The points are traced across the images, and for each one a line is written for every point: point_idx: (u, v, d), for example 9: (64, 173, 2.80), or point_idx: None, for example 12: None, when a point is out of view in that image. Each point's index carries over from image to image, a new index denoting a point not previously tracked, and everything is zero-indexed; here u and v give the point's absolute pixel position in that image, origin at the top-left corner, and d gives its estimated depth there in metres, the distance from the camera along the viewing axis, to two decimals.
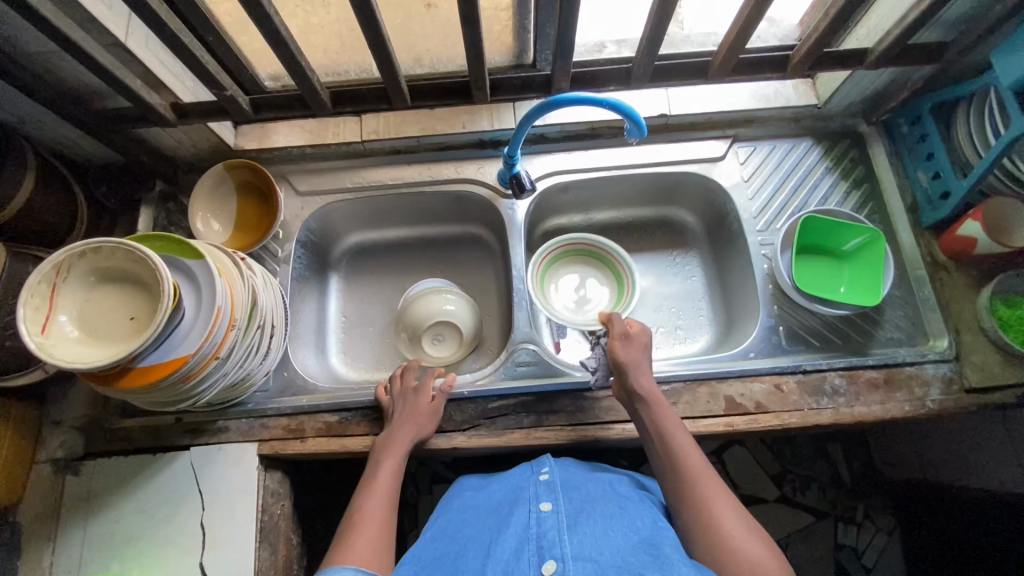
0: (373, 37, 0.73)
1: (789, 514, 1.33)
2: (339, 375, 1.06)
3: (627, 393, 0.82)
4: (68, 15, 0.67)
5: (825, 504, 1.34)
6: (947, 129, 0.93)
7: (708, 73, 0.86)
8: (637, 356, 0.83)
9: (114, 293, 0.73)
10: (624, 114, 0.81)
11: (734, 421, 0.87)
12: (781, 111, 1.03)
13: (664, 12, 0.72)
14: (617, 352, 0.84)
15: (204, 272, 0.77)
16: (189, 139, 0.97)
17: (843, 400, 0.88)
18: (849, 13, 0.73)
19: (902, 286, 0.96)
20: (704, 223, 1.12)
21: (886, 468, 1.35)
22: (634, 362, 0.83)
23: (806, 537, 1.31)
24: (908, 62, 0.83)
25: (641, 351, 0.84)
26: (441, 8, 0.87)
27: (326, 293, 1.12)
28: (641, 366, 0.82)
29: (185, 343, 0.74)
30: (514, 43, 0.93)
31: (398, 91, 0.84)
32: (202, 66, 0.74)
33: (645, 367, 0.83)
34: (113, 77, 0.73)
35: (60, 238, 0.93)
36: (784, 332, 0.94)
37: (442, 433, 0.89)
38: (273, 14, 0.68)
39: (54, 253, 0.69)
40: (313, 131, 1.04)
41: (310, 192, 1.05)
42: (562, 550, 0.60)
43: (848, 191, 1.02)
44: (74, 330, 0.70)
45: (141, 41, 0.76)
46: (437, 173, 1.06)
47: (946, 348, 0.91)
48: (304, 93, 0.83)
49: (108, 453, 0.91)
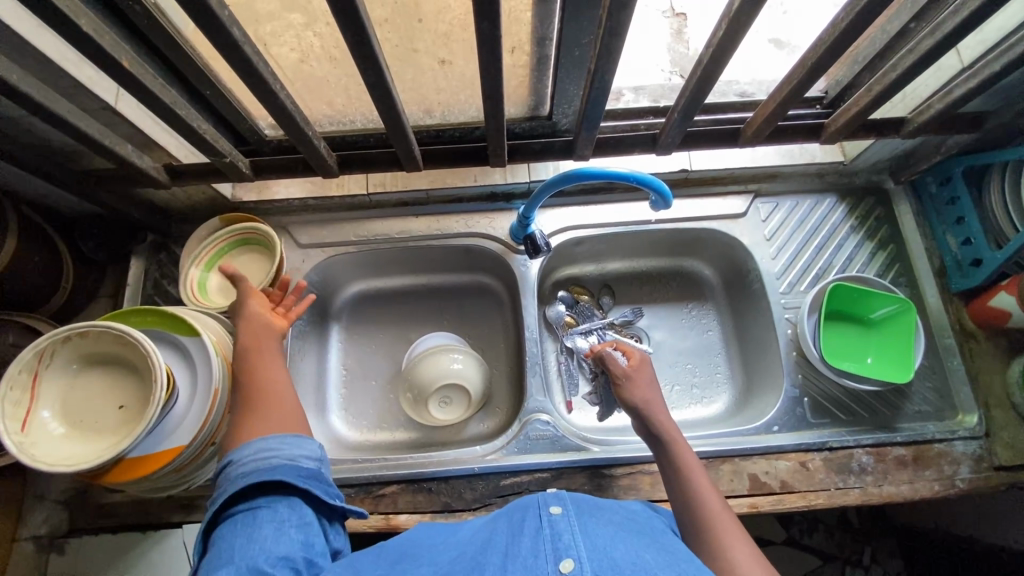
0: (387, 110, 0.68)
1: (795, 557, 1.24)
2: (340, 436, 1.01)
3: (649, 435, 0.77)
4: (54, 85, 0.63)
5: (833, 546, 1.25)
6: (978, 192, 0.90)
7: (738, 140, 0.83)
8: (648, 394, 0.80)
9: (101, 378, 0.68)
10: (649, 188, 0.78)
11: (757, 502, 0.84)
12: (806, 167, 0.99)
13: (700, 90, 0.68)
14: (628, 394, 0.81)
15: (200, 350, 0.72)
16: (184, 193, 0.91)
17: (871, 478, 0.85)
18: (893, 92, 0.70)
19: (931, 355, 0.92)
20: (722, 276, 1.08)
21: (896, 510, 1.26)
22: (645, 387, 0.81)
23: None
24: (943, 132, 0.79)
25: (648, 387, 0.82)
26: (456, 64, 0.82)
27: (327, 346, 1.06)
28: (654, 403, 0.79)
29: (180, 432, 0.69)
30: (530, 96, 0.83)
31: (410, 156, 0.80)
32: (199, 135, 0.69)
33: (654, 394, 0.81)
34: (103, 145, 0.68)
35: (42, 299, 0.87)
36: (808, 404, 0.91)
37: (450, 511, 0.85)
38: (280, 92, 0.63)
39: (37, 340, 0.63)
40: (316, 182, 0.99)
41: (311, 244, 0.99)
42: (580, 551, 0.54)
43: (873, 252, 0.98)
44: (58, 426, 0.64)
45: (133, 103, 0.71)
46: (445, 227, 1.01)
47: (976, 424, 0.88)
48: (309, 158, 0.78)
49: (95, 530, 0.86)
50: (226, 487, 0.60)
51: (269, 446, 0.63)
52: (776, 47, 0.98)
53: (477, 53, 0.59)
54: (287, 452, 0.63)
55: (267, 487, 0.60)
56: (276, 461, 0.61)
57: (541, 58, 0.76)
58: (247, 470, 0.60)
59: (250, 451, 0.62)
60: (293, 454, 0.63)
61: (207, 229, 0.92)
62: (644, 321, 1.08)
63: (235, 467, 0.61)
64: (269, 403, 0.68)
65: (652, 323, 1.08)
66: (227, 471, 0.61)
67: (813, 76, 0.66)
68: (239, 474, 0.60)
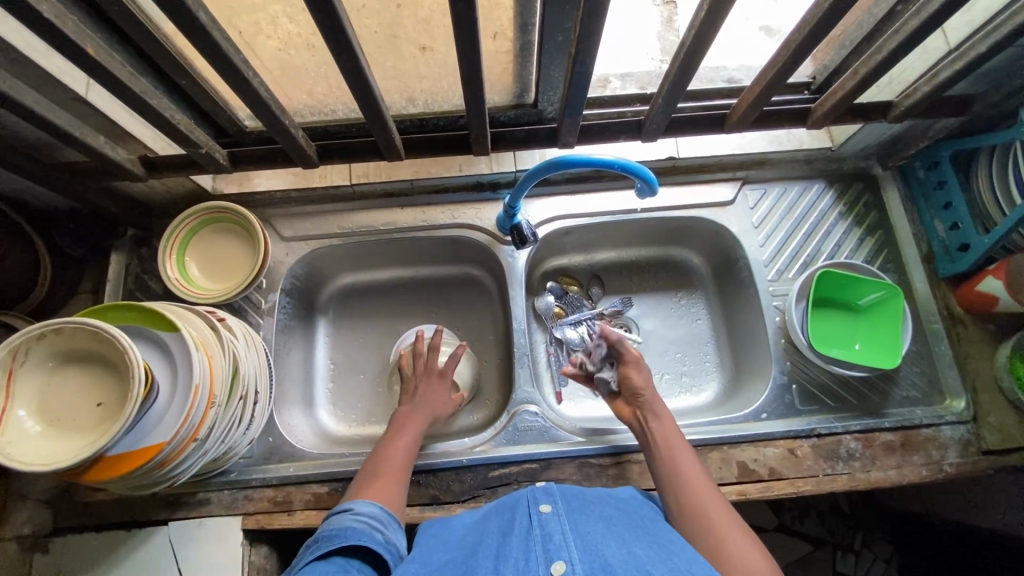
0: (364, 97, 0.67)
1: (787, 543, 1.24)
2: (328, 431, 1.00)
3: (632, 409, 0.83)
4: (18, 75, 0.61)
5: (823, 532, 1.26)
6: (965, 177, 0.90)
7: (724, 125, 0.82)
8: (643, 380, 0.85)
9: (78, 375, 0.67)
10: (633, 174, 0.77)
11: (746, 489, 0.84)
12: (794, 153, 0.98)
13: (684, 74, 0.67)
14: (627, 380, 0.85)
15: (180, 345, 0.71)
16: (163, 185, 0.90)
17: (859, 464, 0.85)
18: (880, 74, 0.69)
19: (919, 340, 0.92)
20: (711, 265, 1.08)
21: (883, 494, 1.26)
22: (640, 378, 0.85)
23: (804, 566, 1.23)
24: (930, 116, 0.78)
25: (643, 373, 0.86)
26: (437, 50, 0.80)
27: (314, 340, 1.05)
28: (655, 396, 0.83)
29: (161, 428, 0.67)
30: (514, 83, 0.82)
31: (390, 144, 0.79)
32: (173, 126, 0.67)
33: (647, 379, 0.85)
34: (75, 138, 0.67)
35: (20, 296, 0.85)
36: (797, 391, 0.91)
37: (439, 504, 0.84)
38: (253, 79, 0.61)
39: (9, 338, 0.62)
40: (297, 174, 0.98)
41: (295, 237, 0.98)
42: (571, 552, 0.55)
43: (861, 238, 0.98)
44: (35, 424, 0.63)
45: (104, 95, 0.70)
46: (431, 218, 1.00)
47: (963, 409, 0.88)
48: (288, 148, 0.77)
49: (80, 529, 0.85)
50: (335, 532, 0.65)
51: (379, 521, 0.69)
52: (766, 34, 0.97)
53: (453, 37, 0.57)
54: (388, 533, 0.68)
55: (357, 553, 0.64)
56: (380, 537, 0.66)
57: (524, 44, 0.75)
58: (357, 528, 0.66)
59: (368, 506, 0.70)
60: (391, 539, 0.68)
61: (180, 220, 0.90)
62: (634, 310, 1.08)
63: (349, 519, 0.67)
64: (391, 479, 0.77)
65: (641, 312, 1.08)
66: (342, 518, 0.68)
67: (798, 57, 0.65)
68: (350, 527, 0.66)
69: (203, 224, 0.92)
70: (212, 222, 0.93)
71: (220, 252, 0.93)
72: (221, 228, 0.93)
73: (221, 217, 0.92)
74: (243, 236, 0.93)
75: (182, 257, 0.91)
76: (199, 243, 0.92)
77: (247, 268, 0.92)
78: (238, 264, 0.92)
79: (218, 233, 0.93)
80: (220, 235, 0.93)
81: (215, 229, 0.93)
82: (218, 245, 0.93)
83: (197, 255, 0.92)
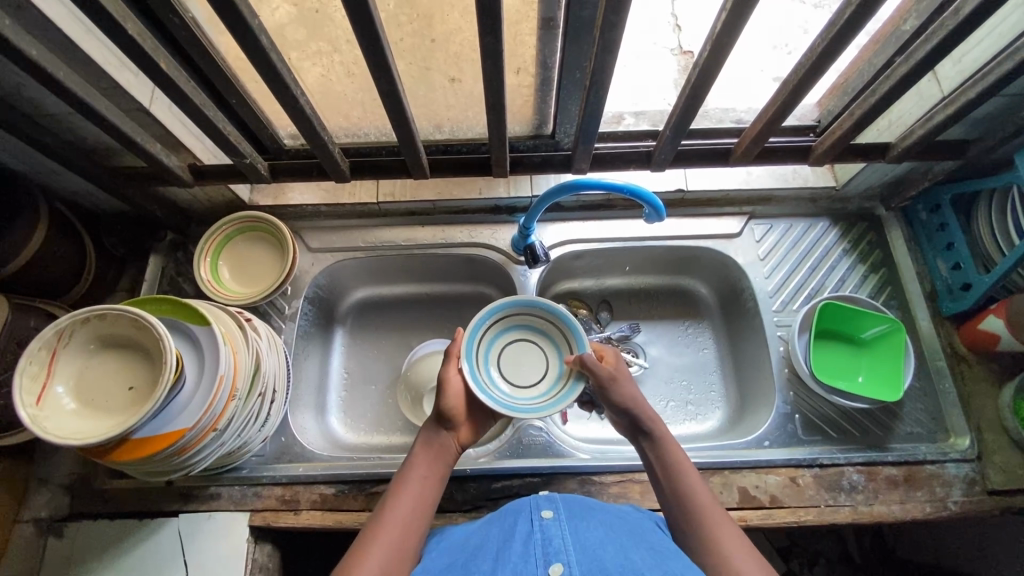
0: (398, 119, 0.73)
1: None
2: (338, 438, 1.02)
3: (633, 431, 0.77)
4: (97, 86, 0.69)
5: None
6: (967, 219, 0.93)
7: (729, 158, 0.88)
8: (632, 392, 0.78)
9: (114, 359, 0.71)
10: (642, 200, 0.82)
11: (748, 515, 0.84)
12: (799, 191, 1.02)
13: (689, 109, 0.73)
14: (619, 399, 0.77)
15: (209, 339, 0.75)
16: (205, 193, 0.97)
17: (862, 497, 0.85)
18: (874, 116, 0.74)
19: (923, 377, 0.93)
20: (717, 295, 1.11)
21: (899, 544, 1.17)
22: (634, 400, 0.77)
23: None
24: (927, 158, 0.83)
25: (630, 384, 0.79)
26: (465, 82, 0.88)
27: (329, 349, 1.09)
28: (642, 401, 0.77)
29: (184, 416, 0.71)
30: (534, 115, 0.89)
31: (417, 164, 0.85)
32: (226, 138, 0.75)
33: (638, 395, 0.77)
34: (138, 144, 0.74)
35: (64, 289, 0.92)
36: (800, 421, 0.91)
37: (441, 512, 0.86)
38: (301, 97, 0.69)
39: (58, 319, 0.67)
40: (328, 190, 1.05)
41: (321, 248, 1.04)
42: (569, 555, 0.57)
43: (865, 275, 1.00)
44: (70, 402, 0.68)
45: (165, 109, 0.78)
46: (449, 236, 1.05)
47: (968, 447, 0.88)
48: (324, 163, 0.83)
49: (94, 516, 0.88)
50: None
51: None
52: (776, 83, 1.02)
53: (482, 67, 0.64)
54: None
55: None
56: None
57: (545, 79, 0.82)
58: None
59: None
60: None
61: (216, 226, 0.97)
62: (642, 336, 1.10)
63: None
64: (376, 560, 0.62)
65: (648, 339, 1.10)
66: None
67: (795, 96, 0.70)
68: None
69: (235, 231, 0.98)
70: (243, 228, 0.99)
71: (249, 257, 0.99)
72: (251, 235, 0.99)
73: (252, 224, 0.98)
74: (273, 244, 0.99)
75: (216, 260, 0.97)
76: (231, 249, 0.99)
77: (275, 274, 0.98)
78: (266, 270, 0.98)
79: (248, 239, 0.99)
80: (250, 241, 0.99)
81: (244, 236, 0.99)
82: (248, 250, 0.99)
83: (229, 258, 0.98)
